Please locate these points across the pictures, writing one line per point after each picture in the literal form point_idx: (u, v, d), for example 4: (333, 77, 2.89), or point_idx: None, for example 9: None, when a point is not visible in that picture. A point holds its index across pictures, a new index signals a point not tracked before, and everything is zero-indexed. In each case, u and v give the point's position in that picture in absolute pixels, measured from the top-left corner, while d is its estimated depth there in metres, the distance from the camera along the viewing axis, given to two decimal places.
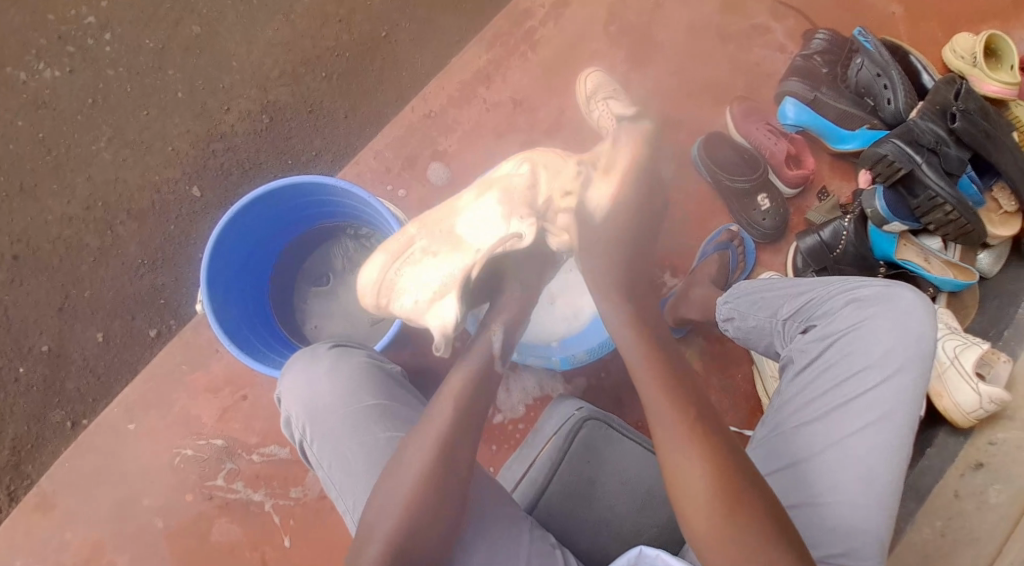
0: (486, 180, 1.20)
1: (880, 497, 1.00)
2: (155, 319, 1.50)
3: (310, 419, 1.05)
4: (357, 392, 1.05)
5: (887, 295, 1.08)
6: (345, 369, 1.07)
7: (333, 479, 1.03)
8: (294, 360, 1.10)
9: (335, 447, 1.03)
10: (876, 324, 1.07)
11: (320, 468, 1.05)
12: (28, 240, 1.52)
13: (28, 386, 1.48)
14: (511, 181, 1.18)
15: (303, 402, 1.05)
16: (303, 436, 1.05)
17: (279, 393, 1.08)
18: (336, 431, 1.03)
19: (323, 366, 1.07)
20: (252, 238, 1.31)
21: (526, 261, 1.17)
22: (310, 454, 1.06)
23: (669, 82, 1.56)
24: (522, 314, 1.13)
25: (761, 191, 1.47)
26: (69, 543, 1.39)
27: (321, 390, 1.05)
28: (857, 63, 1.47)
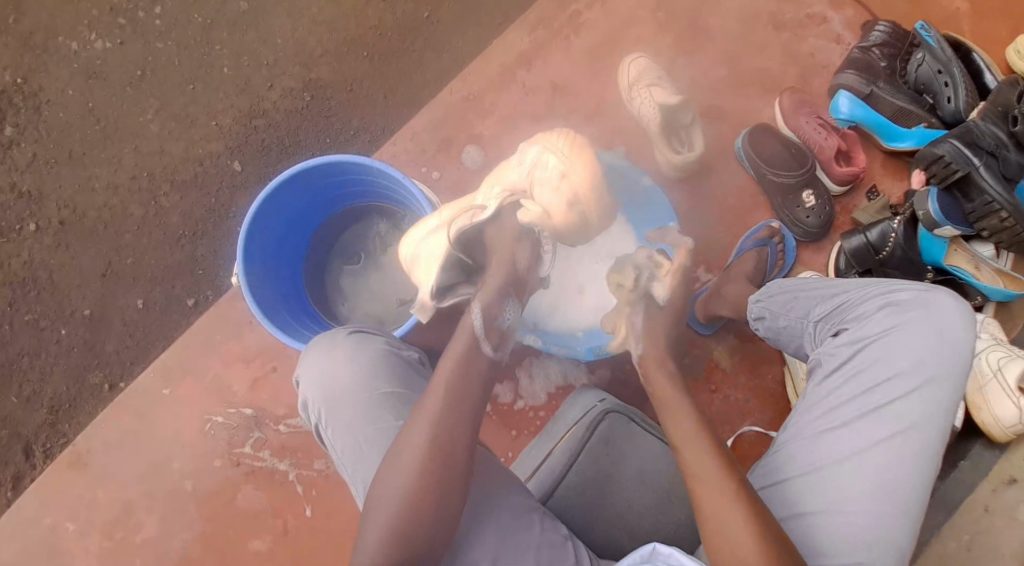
0: (497, 173, 1.30)
1: (905, 509, 0.96)
2: (193, 289, 1.55)
3: (325, 403, 1.08)
4: (373, 378, 1.08)
5: (925, 301, 1.04)
6: (363, 355, 1.10)
7: (346, 460, 1.07)
8: (314, 344, 1.14)
9: (349, 432, 1.07)
10: (912, 330, 1.02)
11: (334, 450, 1.09)
12: (75, 207, 1.57)
13: (69, 347, 1.54)
14: (513, 173, 1.27)
15: (319, 387, 1.09)
16: (318, 419, 1.10)
17: (298, 374, 1.12)
18: (351, 417, 1.07)
19: (341, 351, 1.10)
20: (289, 214, 1.33)
21: (496, 228, 1.16)
22: (325, 436, 1.10)
23: (717, 71, 1.51)
24: (501, 284, 1.12)
25: (806, 187, 1.43)
26: (101, 498, 1.45)
27: (337, 375, 1.09)
28: (917, 59, 1.42)
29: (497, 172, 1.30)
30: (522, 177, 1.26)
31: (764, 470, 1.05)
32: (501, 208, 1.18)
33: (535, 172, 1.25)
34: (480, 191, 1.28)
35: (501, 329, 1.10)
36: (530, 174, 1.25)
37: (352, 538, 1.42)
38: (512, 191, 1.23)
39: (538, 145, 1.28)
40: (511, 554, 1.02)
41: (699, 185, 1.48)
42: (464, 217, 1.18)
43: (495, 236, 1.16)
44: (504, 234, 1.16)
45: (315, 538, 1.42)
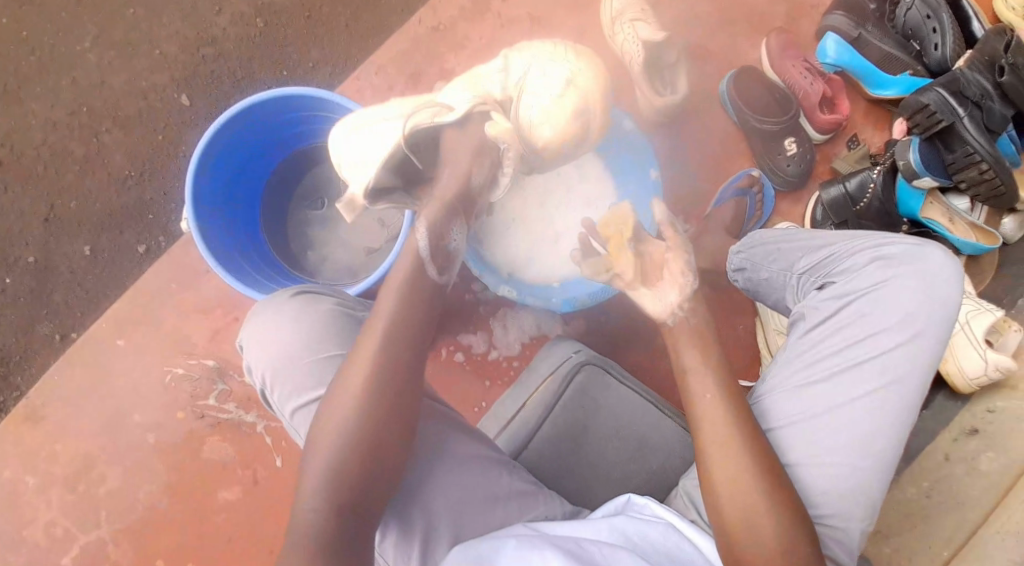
0: (474, 75, 1.20)
1: (879, 464, 0.95)
2: (145, 235, 1.45)
3: (271, 370, 1.05)
4: (321, 341, 1.05)
5: (916, 254, 1.01)
6: (309, 317, 1.06)
7: (299, 426, 1.04)
8: (258, 307, 1.09)
9: (297, 399, 1.04)
10: (901, 284, 1.00)
11: (283, 416, 1.07)
12: (11, 145, 1.46)
13: (15, 297, 1.45)
14: (494, 78, 1.18)
15: (264, 353, 1.05)
16: (265, 385, 1.06)
17: (241, 339, 1.09)
18: (299, 383, 1.04)
19: (285, 314, 1.06)
20: (242, 151, 1.24)
21: (458, 137, 1.08)
22: (273, 402, 1.07)
23: (702, 8, 1.44)
24: (450, 201, 1.07)
25: (789, 135, 1.39)
26: (59, 453, 1.41)
27: (282, 340, 1.05)
28: (905, 2, 1.38)
29: (475, 73, 1.20)
30: (501, 89, 1.17)
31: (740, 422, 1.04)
32: (470, 112, 1.09)
33: (523, 81, 1.16)
34: (451, 91, 1.18)
35: (447, 252, 1.08)
36: (518, 82, 1.17)
37: None
38: (485, 98, 1.13)
39: (528, 53, 1.18)
40: (478, 507, 1.03)
41: (678, 130, 1.43)
42: (427, 115, 1.09)
43: (454, 144, 1.08)
44: (465, 145, 1.08)
45: (286, 489, 1.40)
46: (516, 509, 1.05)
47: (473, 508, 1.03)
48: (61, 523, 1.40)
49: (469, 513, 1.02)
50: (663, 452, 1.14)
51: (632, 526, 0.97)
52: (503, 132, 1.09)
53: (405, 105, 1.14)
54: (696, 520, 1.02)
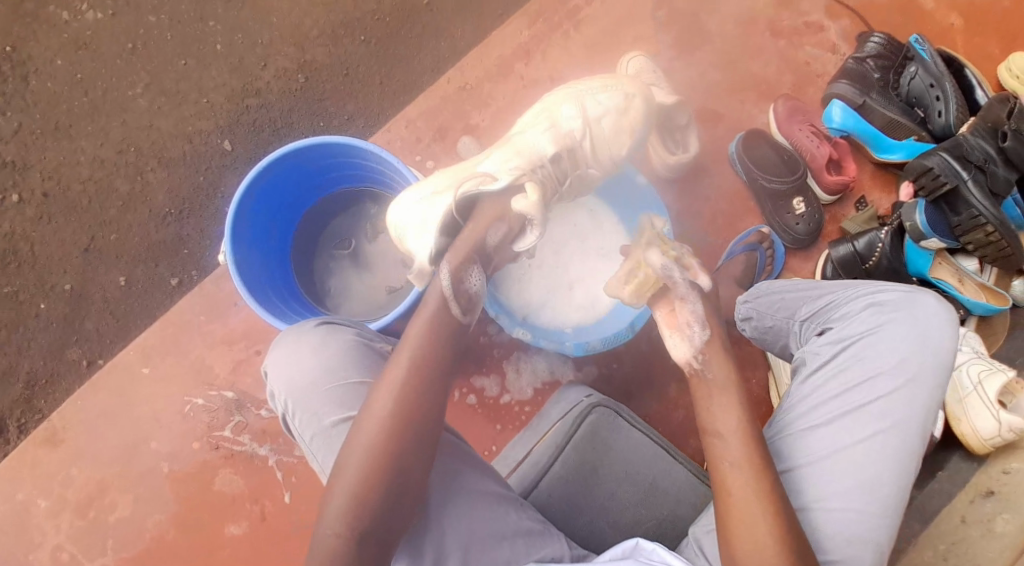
0: (511, 143, 1.23)
1: (884, 508, 0.94)
2: (179, 269, 1.52)
3: (292, 394, 1.11)
4: (343, 367, 1.10)
5: (909, 301, 1.02)
6: (326, 346, 1.12)
7: (317, 451, 1.10)
8: (285, 334, 1.15)
9: (316, 422, 1.09)
10: (896, 328, 1.01)
11: (301, 439, 1.11)
12: (59, 178, 1.54)
13: (48, 321, 1.51)
14: (532, 143, 1.22)
15: (287, 378, 1.11)
16: (285, 408, 1.12)
17: (264, 367, 1.15)
18: (319, 407, 1.09)
19: (304, 343, 1.12)
20: (280, 194, 1.31)
21: (496, 201, 1.13)
22: (292, 425, 1.12)
23: (713, 74, 1.51)
24: (466, 250, 1.09)
25: (796, 194, 1.43)
26: (74, 477, 1.43)
27: (306, 366, 1.11)
28: (909, 72, 1.43)
29: (511, 141, 1.24)
30: (541, 156, 1.20)
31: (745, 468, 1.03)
32: (511, 183, 1.14)
33: (565, 141, 1.23)
34: (491, 157, 1.22)
35: (470, 295, 1.08)
36: (558, 138, 1.22)
37: None
38: (523, 169, 1.17)
39: (572, 101, 1.26)
40: (485, 543, 1.03)
41: (692, 188, 1.48)
42: (472, 181, 1.15)
43: (489, 208, 1.12)
44: (499, 207, 1.12)
45: (293, 524, 1.40)
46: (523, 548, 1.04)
47: (479, 544, 1.03)
48: (69, 549, 1.41)
49: (478, 546, 1.03)
50: (672, 500, 1.12)
51: None
52: (531, 206, 1.12)
53: (451, 177, 1.20)
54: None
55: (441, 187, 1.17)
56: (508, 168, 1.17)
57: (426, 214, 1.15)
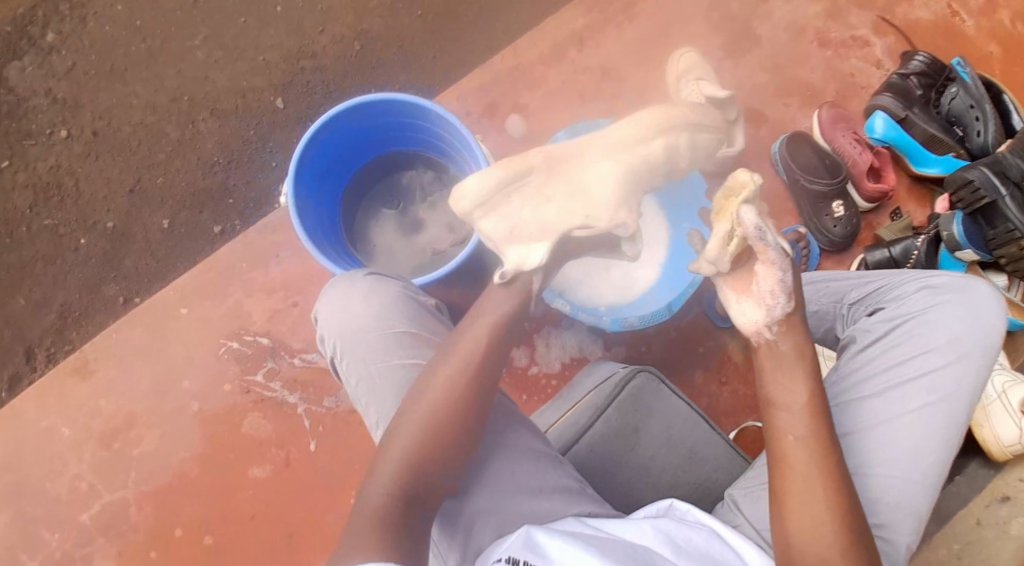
0: (619, 143, 1.07)
1: (928, 476, 1.02)
2: (222, 217, 1.55)
3: (341, 341, 1.09)
4: (391, 317, 1.08)
5: (962, 286, 1.10)
6: (380, 294, 1.10)
7: (362, 398, 1.07)
8: (335, 282, 1.13)
9: (363, 371, 1.07)
10: (947, 310, 1.08)
11: (349, 386, 1.10)
12: (110, 119, 1.56)
13: (88, 257, 1.53)
14: (644, 163, 1.07)
15: (337, 324, 1.09)
16: (334, 354, 1.10)
17: (316, 311, 1.13)
18: (366, 356, 1.07)
19: (359, 289, 1.10)
20: (338, 143, 1.33)
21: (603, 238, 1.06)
22: (340, 371, 1.11)
23: (760, 77, 1.56)
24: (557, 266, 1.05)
25: (837, 197, 1.46)
26: (101, 409, 1.44)
27: (354, 313, 1.09)
28: (950, 92, 1.47)
29: (620, 141, 1.07)
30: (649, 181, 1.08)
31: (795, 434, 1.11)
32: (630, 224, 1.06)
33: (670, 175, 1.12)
34: (601, 162, 1.05)
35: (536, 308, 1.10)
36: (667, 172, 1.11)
37: (354, 482, 1.41)
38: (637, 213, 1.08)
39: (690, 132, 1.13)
40: (520, 495, 1.03)
41: None
42: (596, 207, 1.03)
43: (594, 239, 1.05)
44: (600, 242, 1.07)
45: (316, 473, 1.41)
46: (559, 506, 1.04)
47: (518, 497, 1.03)
48: (88, 480, 1.41)
49: (511, 498, 1.03)
50: (709, 463, 1.17)
51: (677, 531, 1.00)
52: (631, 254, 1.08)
53: (557, 176, 1.04)
54: (741, 524, 1.06)
55: (544, 188, 1.03)
56: (624, 196, 1.04)
57: (529, 215, 1.02)
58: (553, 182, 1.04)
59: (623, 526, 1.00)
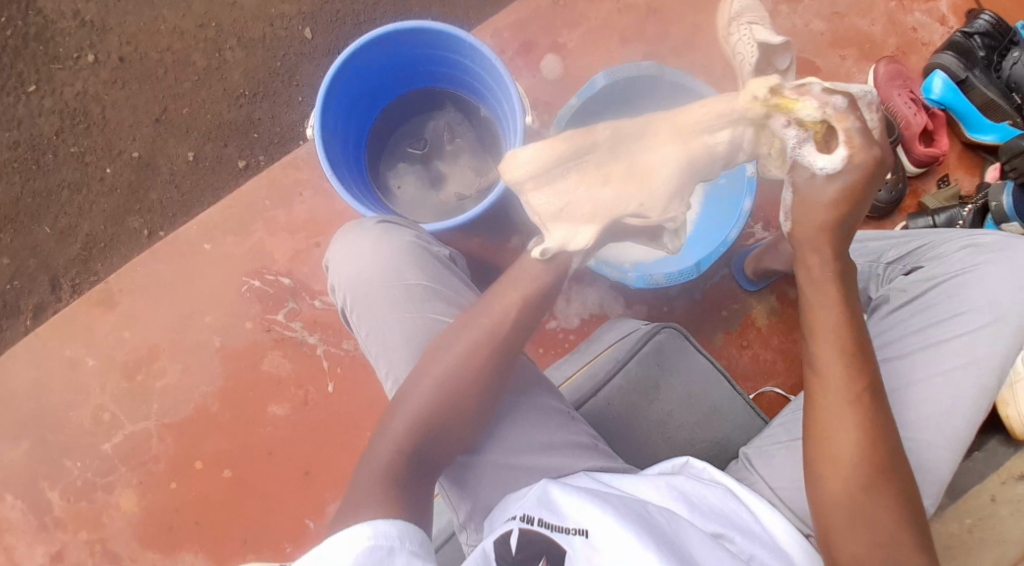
0: (694, 123, 0.95)
1: (950, 438, 1.02)
2: (246, 151, 1.52)
3: (350, 290, 1.07)
4: (400, 267, 1.06)
5: (1007, 245, 1.09)
6: (393, 243, 1.08)
7: (371, 348, 1.05)
8: (345, 230, 1.12)
9: (372, 320, 1.04)
10: (987, 272, 1.08)
11: (359, 337, 1.07)
12: (137, 45, 1.53)
13: (112, 187, 1.52)
14: (716, 150, 0.95)
15: (346, 272, 1.07)
16: (344, 304, 1.08)
17: (327, 258, 1.12)
18: (375, 305, 1.04)
19: (370, 237, 1.08)
20: (366, 79, 1.28)
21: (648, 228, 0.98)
22: (351, 322, 1.09)
23: (817, 26, 1.45)
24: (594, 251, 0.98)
25: (885, 160, 1.39)
26: (125, 340, 1.46)
27: (363, 261, 1.07)
28: (1012, 57, 1.41)
29: (695, 122, 0.95)
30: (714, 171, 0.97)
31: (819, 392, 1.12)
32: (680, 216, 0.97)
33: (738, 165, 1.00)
34: (665, 146, 0.95)
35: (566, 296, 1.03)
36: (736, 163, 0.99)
37: (369, 424, 1.43)
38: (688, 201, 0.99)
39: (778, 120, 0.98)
40: (531, 446, 1.02)
41: None
42: (647, 195, 0.94)
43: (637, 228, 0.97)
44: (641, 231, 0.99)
45: (332, 414, 1.43)
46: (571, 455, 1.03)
47: (532, 451, 1.02)
48: (111, 409, 1.45)
49: (523, 449, 1.02)
50: (730, 421, 1.16)
51: (691, 488, 0.98)
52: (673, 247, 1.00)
53: (614, 153, 0.95)
54: (755, 482, 1.05)
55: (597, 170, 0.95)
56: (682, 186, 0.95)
57: (579, 197, 0.94)
58: (610, 163, 0.95)
59: (634, 484, 0.98)
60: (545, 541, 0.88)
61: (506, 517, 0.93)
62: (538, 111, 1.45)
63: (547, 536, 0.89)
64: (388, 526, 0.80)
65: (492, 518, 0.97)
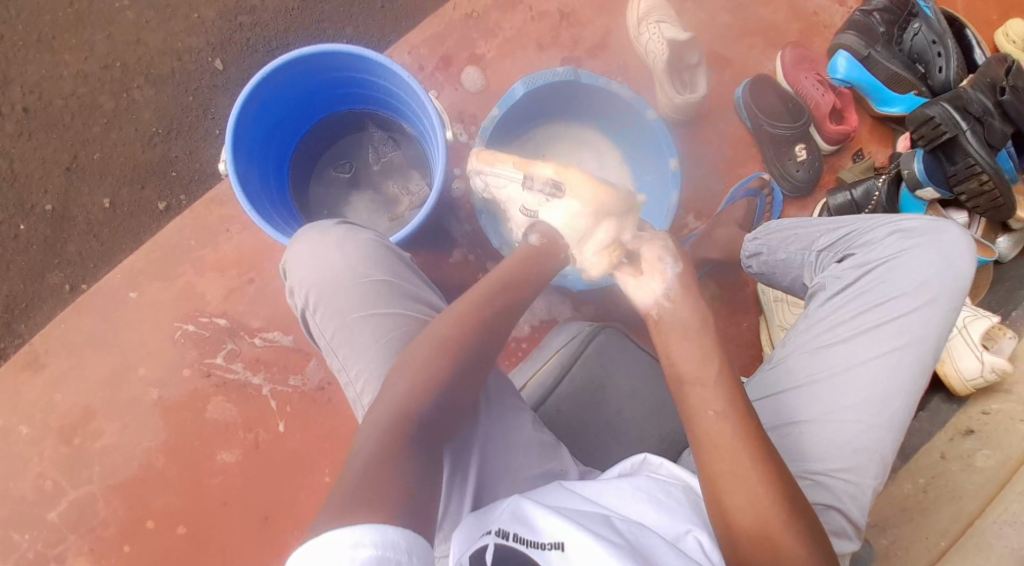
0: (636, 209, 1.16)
1: (892, 418, 1.07)
2: (166, 192, 1.46)
3: (316, 288, 1.00)
4: (368, 264, 1.01)
5: (935, 229, 1.14)
6: (360, 241, 1.03)
7: (339, 351, 0.99)
8: (303, 232, 1.05)
9: (340, 319, 0.98)
10: (916, 256, 1.13)
11: (321, 337, 1.01)
12: (40, 93, 1.47)
13: (27, 244, 1.45)
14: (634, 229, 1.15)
15: (310, 271, 1.01)
16: (306, 303, 1.01)
17: (284, 262, 1.04)
18: (342, 303, 0.99)
19: (332, 235, 1.03)
20: (281, 104, 1.25)
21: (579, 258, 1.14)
22: (311, 323, 1.02)
23: (723, 18, 1.49)
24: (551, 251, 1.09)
25: (800, 141, 1.44)
26: (57, 403, 1.39)
27: (329, 258, 1.01)
28: (913, 28, 1.44)
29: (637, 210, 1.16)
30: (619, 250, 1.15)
31: (763, 382, 1.15)
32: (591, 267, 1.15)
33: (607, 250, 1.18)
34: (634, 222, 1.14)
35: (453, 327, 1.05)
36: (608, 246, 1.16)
37: (326, 458, 1.39)
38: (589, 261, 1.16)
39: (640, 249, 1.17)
40: (496, 456, 1.02)
41: (697, 131, 1.47)
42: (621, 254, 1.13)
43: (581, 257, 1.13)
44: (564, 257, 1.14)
45: (286, 454, 1.39)
46: (535, 457, 1.04)
47: (517, 452, 1.03)
48: (51, 476, 1.37)
49: (494, 457, 1.01)
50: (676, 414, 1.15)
51: (653, 486, 0.95)
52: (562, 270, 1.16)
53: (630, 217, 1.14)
54: None
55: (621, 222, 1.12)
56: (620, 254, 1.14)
57: (604, 229, 1.11)
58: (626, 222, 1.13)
59: (601, 489, 0.95)
60: (517, 555, 0.84)
61: (480, 533, 0.90)
62: (464, 123, 1.43)
63: (523, 551, 0.84)
64: (398, 533, 0.74)
65: (463, 532, 0.92)
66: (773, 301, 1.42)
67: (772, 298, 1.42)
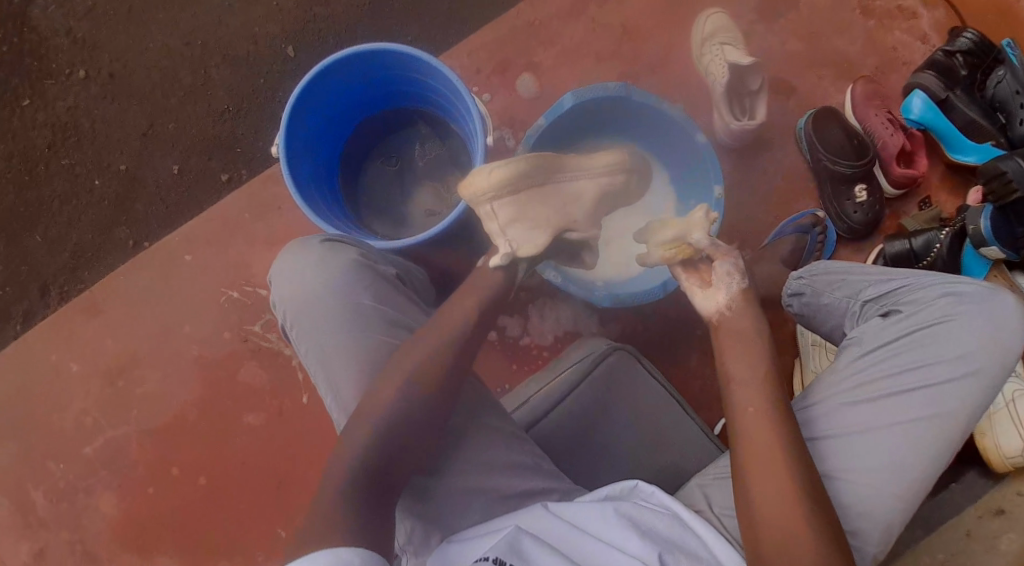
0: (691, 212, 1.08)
1: (906, 490, 1.00)
2: (230, 165, 1.54)
3: (294, 308, 1.03)
4: (346, 286, 1.03)
5: (989, 298, 1.06)
6: (341, 261, 1.04)
7: (314, 368, 1.02)
8: (288, 249, 1.07)
9: (316, 340, 1.01)
10: (964, 323, 1.05)
11: (299, 352, 1.03)
12: (126, 61, 1.57)
13: (101, 198, 1.56)
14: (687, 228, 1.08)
15: (290, 291, 1.03)
16: (286, 320, 1.04)
17: (269, 276, 1.07)
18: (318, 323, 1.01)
19: (314, 254, 1.05)
20: (323, 107, 1.29)
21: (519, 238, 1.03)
22: (292, 336, 1.05)
23: (793, 47, 1.43)
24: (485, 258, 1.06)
25: (861, 181, 1.37)
26: (107, 348, 1.49)
27: (307, 280, 1.03)
28: (996, 76, 1.34)
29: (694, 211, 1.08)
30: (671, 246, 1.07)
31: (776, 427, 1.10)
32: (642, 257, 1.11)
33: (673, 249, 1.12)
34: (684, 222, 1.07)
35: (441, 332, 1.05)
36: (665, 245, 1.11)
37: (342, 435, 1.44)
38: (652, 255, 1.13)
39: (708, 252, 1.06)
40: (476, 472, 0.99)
41: (751, 160, 1.42)
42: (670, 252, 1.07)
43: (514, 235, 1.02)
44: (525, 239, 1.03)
45: (307, 425, 1.45)
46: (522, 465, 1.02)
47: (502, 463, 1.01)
48: (95, 413, 1.48)
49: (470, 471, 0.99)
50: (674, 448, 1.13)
51: (638, 515, 0.93)
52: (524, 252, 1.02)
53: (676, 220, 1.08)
54: (702, 510, 0.98)
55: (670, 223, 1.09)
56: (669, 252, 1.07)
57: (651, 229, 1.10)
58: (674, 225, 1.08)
59: (584, 513, 0.94)
60: None
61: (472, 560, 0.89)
62: (513, 128, 1.44)
63: None
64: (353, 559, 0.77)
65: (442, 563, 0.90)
66: (812, 344, 1.37)
67: (810, 342, 1.37)
